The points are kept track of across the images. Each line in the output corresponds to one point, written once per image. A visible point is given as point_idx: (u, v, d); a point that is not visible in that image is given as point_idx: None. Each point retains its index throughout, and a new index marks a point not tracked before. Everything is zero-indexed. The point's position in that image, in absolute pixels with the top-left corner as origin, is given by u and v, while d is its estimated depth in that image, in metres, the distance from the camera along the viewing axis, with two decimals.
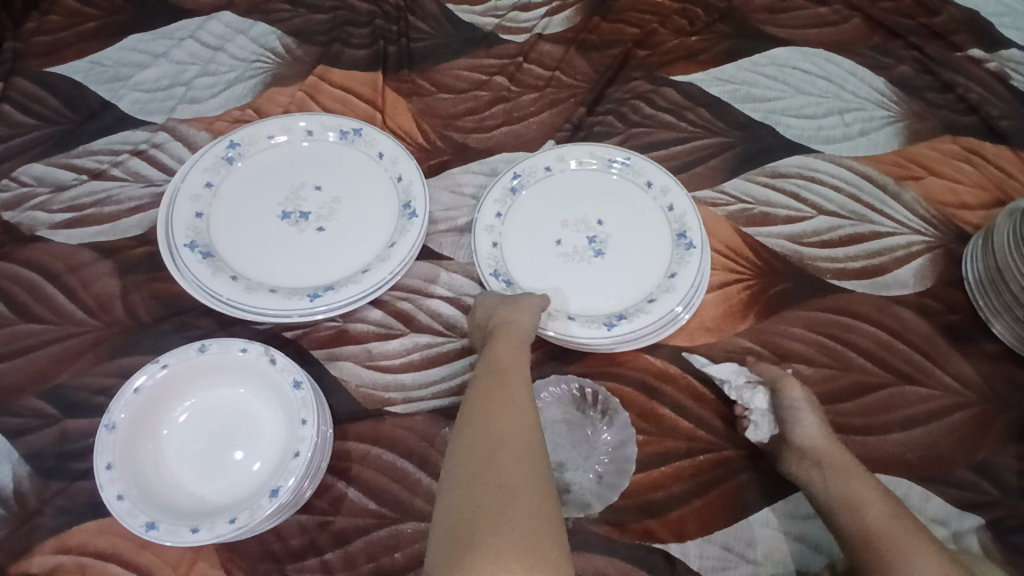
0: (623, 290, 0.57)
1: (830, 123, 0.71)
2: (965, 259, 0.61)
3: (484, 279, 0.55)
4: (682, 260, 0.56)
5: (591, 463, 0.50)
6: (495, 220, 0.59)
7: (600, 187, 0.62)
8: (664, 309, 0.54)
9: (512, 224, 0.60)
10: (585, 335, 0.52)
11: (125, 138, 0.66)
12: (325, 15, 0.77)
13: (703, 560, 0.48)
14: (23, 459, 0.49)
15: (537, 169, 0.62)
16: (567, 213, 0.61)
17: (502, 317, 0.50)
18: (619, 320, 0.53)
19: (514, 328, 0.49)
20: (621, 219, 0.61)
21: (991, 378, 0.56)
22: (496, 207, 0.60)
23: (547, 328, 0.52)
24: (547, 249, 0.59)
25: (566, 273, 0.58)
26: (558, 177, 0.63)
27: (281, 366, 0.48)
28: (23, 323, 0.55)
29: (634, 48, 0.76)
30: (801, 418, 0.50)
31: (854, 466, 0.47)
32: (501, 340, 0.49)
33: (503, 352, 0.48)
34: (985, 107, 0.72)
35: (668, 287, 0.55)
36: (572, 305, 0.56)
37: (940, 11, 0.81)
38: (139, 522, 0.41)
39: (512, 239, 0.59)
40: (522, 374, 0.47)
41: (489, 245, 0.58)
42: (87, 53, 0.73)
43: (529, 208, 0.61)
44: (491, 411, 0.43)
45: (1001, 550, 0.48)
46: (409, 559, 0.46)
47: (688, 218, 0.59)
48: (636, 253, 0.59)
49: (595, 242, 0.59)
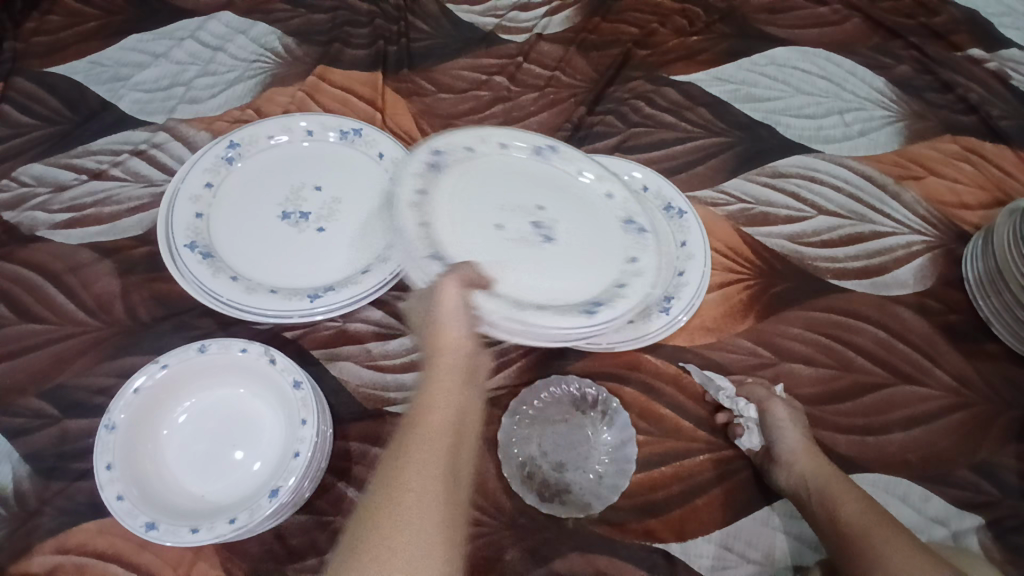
0: (588, 277, 0.50)
1: (830, 122, 0.71)
2: (965, 259, 0.61)
3: (422, 262, 0.46)
4: (639, 244, 0.52)
5: (591, 463, 0.51)
6: (418, 196, 0.49)
7: (530, 174, 0.56)
8: (639, 292, 0.49)
9: (439, 198, 0.50)
10: (565, 325, 0.45)
11: (125, 138, 0.66)
12: (326, 15, 0.77)
13: (703, 560, 0.47)
14: (23, 459, 0.49)
15: (457, 148, 0.54)
16: (505, 195, 0.53)
17: (433, 330, 0.45)
18: (597, 306, 0.47)
19: (448, 345, 0.44)
20: (565, 204, 0.55)
21: (990, 377, 0.56)
22: (417, 182, 0.50)
23: (526, 323, 0.45)
24: (489, 233, 0.50)
25: (516, 257, 0.50)
26: (489, 157, 0.55)
27: (282, 366, 0.48)
28: (23, 323, 0.55)
29: (634, 48, 0.76)
30: (784, 433, 0.50)
31: (832, 474, 0.48)
32: (435, 364, 0.44)
33: (438, 375, 0.43)
34: (985, 107, 0.73)
35: (635, 271, 0.50)
36: (529, 294, 0.48)
37: (939, 11, 0.81)
38: (139, 523, 0.41)
39: (441, 216, 0.49)
40: (455, 401, 0.41)
41: (414, 224, 0.48)
42: (86, 53, 0.73)
43: (463, 182, 0.53)
44: (405, 451, 0.39)
45: (1001, 550, 0.48)
46: None
47: (632, 205, 0.55)
48: (589, 240, 0.53)
49: (541, 227, 0.52)
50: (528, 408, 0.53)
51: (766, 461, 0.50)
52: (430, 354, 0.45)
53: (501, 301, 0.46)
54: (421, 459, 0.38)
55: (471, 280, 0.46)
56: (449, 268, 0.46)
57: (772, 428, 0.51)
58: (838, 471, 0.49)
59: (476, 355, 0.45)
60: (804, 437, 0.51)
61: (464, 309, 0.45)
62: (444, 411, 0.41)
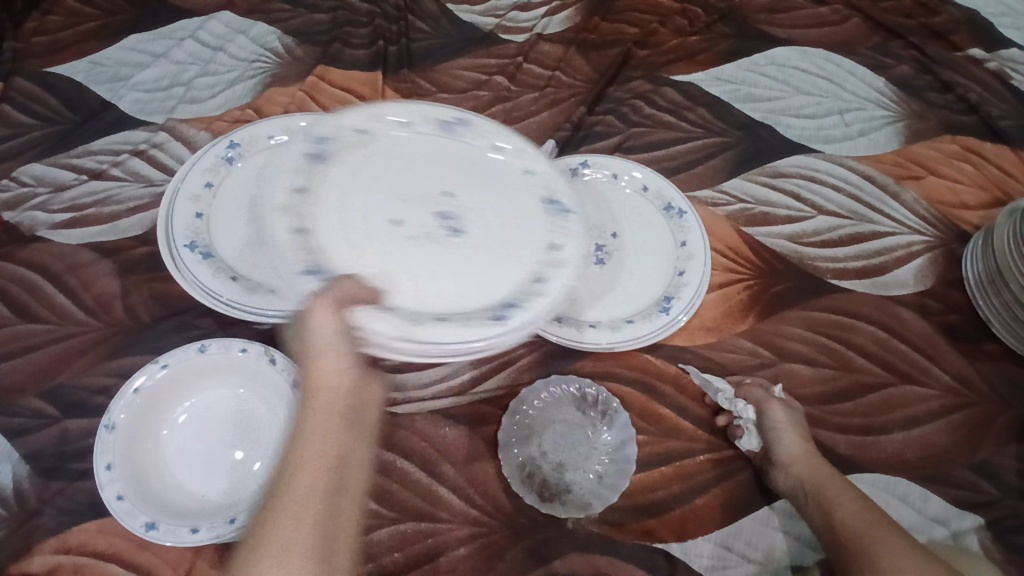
0: (500, 272, 0.50)
1: (830, 122, 0.71)
2: (965, 259, 0.61)
3: (297, 280, 0.46)
4: (561, 227, 0.52)
5: (591, 463, 0.51)
6: (296, 199, 0.49)
7: (435, 150, 0.55)
8: (556, 290, 0.49)
9: (321, 203, 0.50)
10: (472, 335, 0.46)
11: (125, 138, 0.66)
12: (325, 15, 0.77)
13: (703, 560, 0.47)
14: (23, 459, 0.49)
15: (347, 131, 0.52)
16: (406, 184, 0.53)
17: (308, 363, 0.40)
18: (508, 310, 0.47)
19: (329, 375, 0.39)
20: (475, 184, 0.54)
21: (990, 377, 0.56)
22: (293, 182, 0.50)
23: (418, 341, 0.45)
24: (382, 233, 0.51)
25: (416, 256, 0.50)
26: (385, 138, 0.54)
27: (282, 366, 0.50)
28: (23, 323, 0.55)
29: (634, 48, 0.76)
30: (781, 435, 0.50)
31: (829, 475, 0.48)
32: (306, 406, 0.38)
33: (312, 415, 0.37)
34: (985, 107, 0.73)
35: (555, 261, 0.50)
36: (433, 297, 0.48)
37: (939, 11, 0.81)
38: (140, 522, 0.42)
39: (325, 218, 0.50)
40: (338, 439, 0.37)
41: (294, 236, 0.48)
42: (86, 53, 0.73)
43: (353, 177, 0.52)
44: (276, 502, 0.33)
45: (1000, 549, 0.48)
46: (410, 560, 0.46)
47: (554, 183, 0.54)
48: (497, 227, 0.52)
49: (448, 218, 0.52)
50: (528, 408, 0.53)
51: (766, 463, 0.50)
52: (308, 388, 0.39)
53: (396, 316, 0.46)
54: (298, 505, 0.33)
55: (347, 302, 0.44)
56: (327, 284, 0.45)
57: (772, 430, 0.51)
58: (834, 470, 0.49)
59: (362, 386, 0.40)
60: (801, 438, 0.51)
61: (346, 334, 0.41)
62: (320, 452, 0.35)
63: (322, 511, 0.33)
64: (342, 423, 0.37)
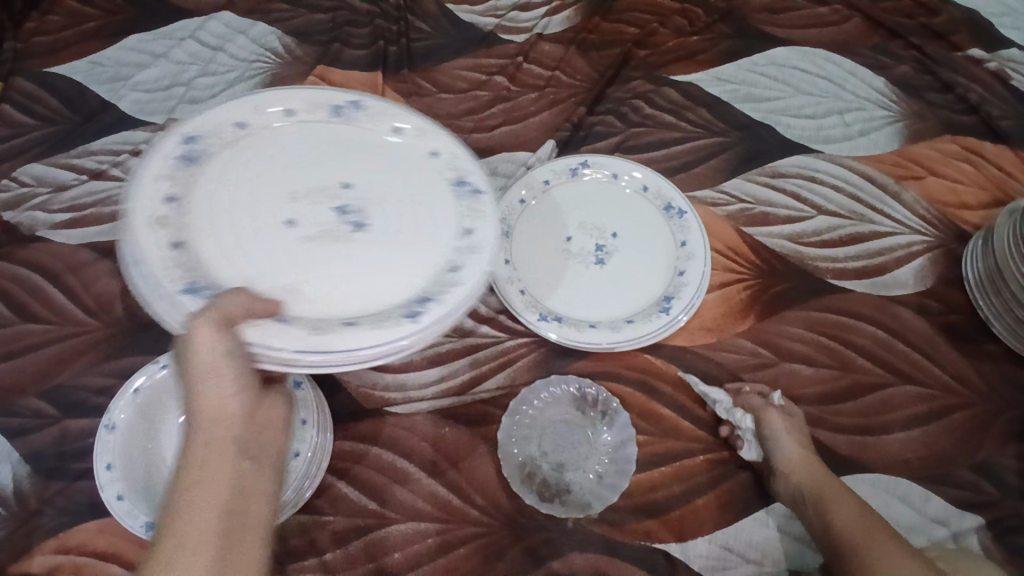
0: (410, 267, 0.46)
1: (830, 122, 0.71)
2: (965, 259, 0.61)
3: (173, 299, 0.40)
4: (473, 210, 0.47)
5: (591, 463, 0.51)
6: (168, 208, 0.43)
7: (323, 140, 0.50)
8: (473, 275, 0.44)
9: (203, 211, 0.45)
10: (383, 338, 0.40)
11: (126, 138, 0.66)
12: (325, 15, 0.77)
13: (703, 560, 0.47)
14: (23, 459, 0.49)
15: (224, 128, 0.47)
16: (302, 179, 0.48)
17: (190, 391, 0.37)
18: (423, 306, 0.43)
19: (215, 404, 0.37)
20: (373, 173, 0.50)
21: (990, 377, 0.56)
22: (165, 189, 0.44)
23: (321, 349, 0.39)
24: (280, 236, 0.46)
25: (315, 259, 0.46)
26: (270, 131, 0.49)
27: None
28: (23, 323, 0.55)
29: (634, 48, 0.76)
30: (779, 441, 0.50)
31: (826, 479, 0.48)
32: (193, 434, 0.36)
33: (201, 443, 0.35)
34: (985, 107, 0.73)
35: (469, 247, 0.46)
36: (336, 303, 0.44)
37: (939, 11, 0.81)
38: (140, 523, 0.42)
39: (205, 227, 0.44)
40: (234, 467, 0.35)
41: (170, 248, 0.42)
42: (86, 53, 0.73)
43: (243, 175, 0.47)
44: (176, 530, 0.31)
45: (1001, 550, 0.48)
46: (409, 560, 0.46)
47: (461, 161, 0.49)
48: (407, 221, 0.48)
49: (348, 212, 0.48)
50: (528, 408, 0.53)
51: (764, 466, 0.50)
52: (190, 420, 0.37)
53: (297, 328, 0.40)
54: (203, 533, 0.31)
55: (237, 317, 0.38)
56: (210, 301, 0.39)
57: (770, 433, 0.50)
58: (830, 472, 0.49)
59: (257, 412, 0.38)
60: (798, 442, 0.50)
61: (237, 353, 0.37)
62: (223, 479, 0.34)
63: (218, 538, 0.32)
64: (234, 449, 0.36)
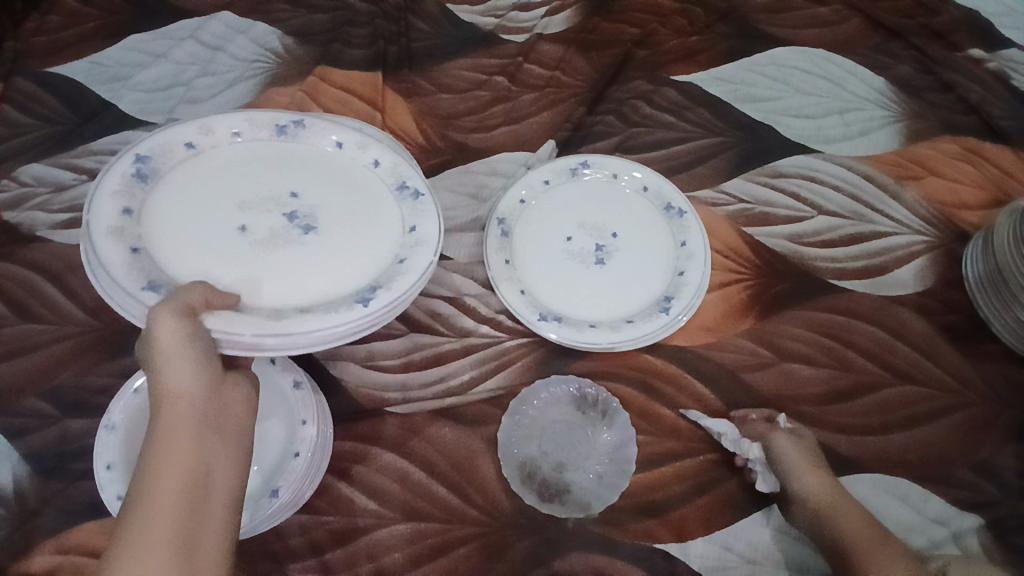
0: (358, 263, 0.46)
1: (830, 122, 0.71)
2: (965, 259, 0.61)
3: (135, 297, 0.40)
4: (415, 211, 0.49)
5: (590, 463, 0.51)
6: (122, 219, 0.43)
7: (272, 155, 0.50)
8: (421, 264, 0.45)
9: (155, 223, 0.45)
10: (337, 321, 0.41)
11: (126, 139, 0.66)
12: (326, 15, 0.77)
13: (703, 560, 0.47)
14: (23, 459, 0.49)
15: (173, 147, 0.48)
16: (256, 186, 0.49)
17: (153, 377, 0.39)
18: (373, 292, 0.43)
19: (178, 390, 0.38)
20: (319, 182, 0.50)
21: (990, 377, 0.56)
22: (119, 202, 0.43)
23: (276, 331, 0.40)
24: (229, 241, 0.46)
25: (269, 260, 0.45)
26: (220, 147, 0.49)
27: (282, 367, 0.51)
28: (23, 323, 0.55)
29: (634, 48, 0.76)
30: (784, 449, 0.50)
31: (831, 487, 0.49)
32: (158, 420, 0.38)
33: (161, 433, 0.37)
34: (985, 107, 0.73)
35: (414, 242, 0.47)
36: (288, 300, 0.43)
37: (940, 11, 0.81)
38: None
39: (158, 238, 0.44)
40: (196, 451, 0.37)
41: (125, 254, 0.41)
42: (86, 53, 0.73)
43: (194, 184, 0.47)
44: (142, 513, 0.34)
45: (1001, 550, 0.48)
46: (409, 560, 0.46)
47: (400, 166, 0.50)
48: (360, 222, 0.49)
49: (297, 218, 0.48)
50: (528, 408, 0.53)
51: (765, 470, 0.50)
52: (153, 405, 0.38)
53: (255, 316, 0.41)
54: (168, 516, 0.34)
55: (198, 307, 0.39)
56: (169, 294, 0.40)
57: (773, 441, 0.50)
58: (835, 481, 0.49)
59: (221, 393, 0.40)
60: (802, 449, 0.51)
61: (197, 342, 0.39)
62: (186, 464, 0.36)
63: (181, 524, 0.34)
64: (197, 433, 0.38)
